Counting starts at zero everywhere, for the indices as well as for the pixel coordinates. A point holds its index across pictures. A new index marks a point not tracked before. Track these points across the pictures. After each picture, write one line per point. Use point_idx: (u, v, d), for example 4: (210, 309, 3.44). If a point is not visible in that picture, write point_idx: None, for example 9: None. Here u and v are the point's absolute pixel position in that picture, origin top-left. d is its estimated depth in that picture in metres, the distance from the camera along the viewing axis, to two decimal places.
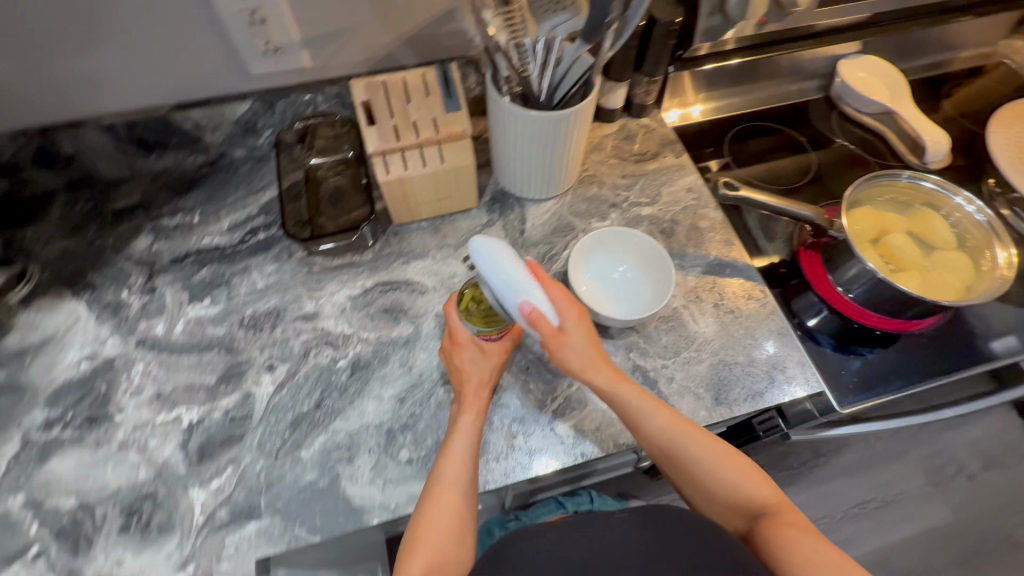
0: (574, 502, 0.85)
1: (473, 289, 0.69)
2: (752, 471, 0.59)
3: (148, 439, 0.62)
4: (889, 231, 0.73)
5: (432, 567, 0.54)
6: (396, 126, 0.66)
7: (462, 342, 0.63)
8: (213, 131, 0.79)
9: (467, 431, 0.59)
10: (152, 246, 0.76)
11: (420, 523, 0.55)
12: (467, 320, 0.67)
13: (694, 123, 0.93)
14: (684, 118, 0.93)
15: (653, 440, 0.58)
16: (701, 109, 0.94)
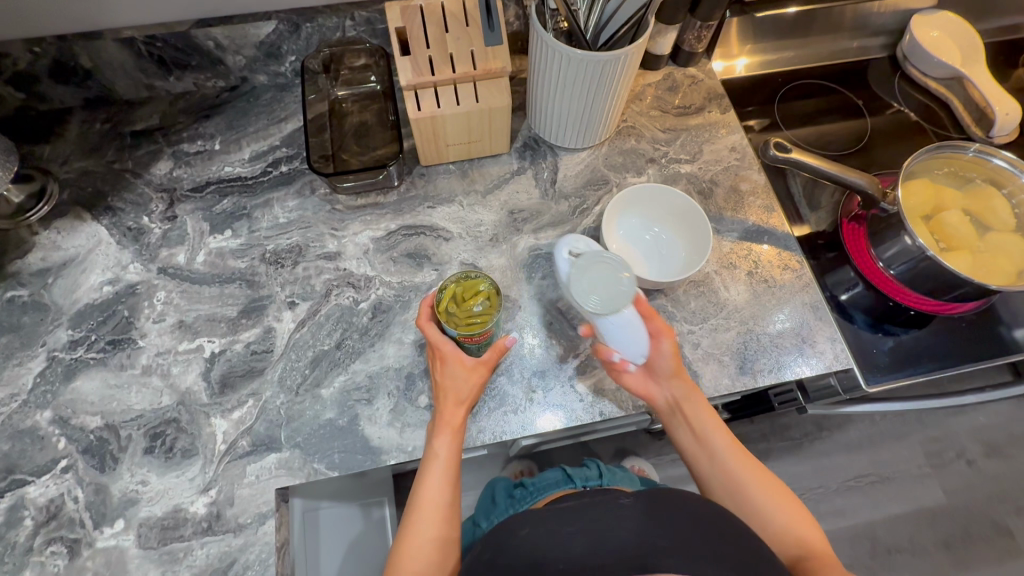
0: (583, 478, 0.82)
1: (453, 287, 0.61)
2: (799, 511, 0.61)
3: (171, 366, 0.63)
4: (943, 208, 0.68)
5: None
6: (431, 57, 0.61)
7: (436, 355, 0.60)
8: (235, 53, 0.75)
9: (441, 456, 0.58)
10: (172, 171, 0.74)
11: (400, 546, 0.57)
12: (448, 323, 0.58)
13: (737, 78, 0.86)
14: (727, 72, 0.86)
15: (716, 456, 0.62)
16: (746, 62, 0.87)
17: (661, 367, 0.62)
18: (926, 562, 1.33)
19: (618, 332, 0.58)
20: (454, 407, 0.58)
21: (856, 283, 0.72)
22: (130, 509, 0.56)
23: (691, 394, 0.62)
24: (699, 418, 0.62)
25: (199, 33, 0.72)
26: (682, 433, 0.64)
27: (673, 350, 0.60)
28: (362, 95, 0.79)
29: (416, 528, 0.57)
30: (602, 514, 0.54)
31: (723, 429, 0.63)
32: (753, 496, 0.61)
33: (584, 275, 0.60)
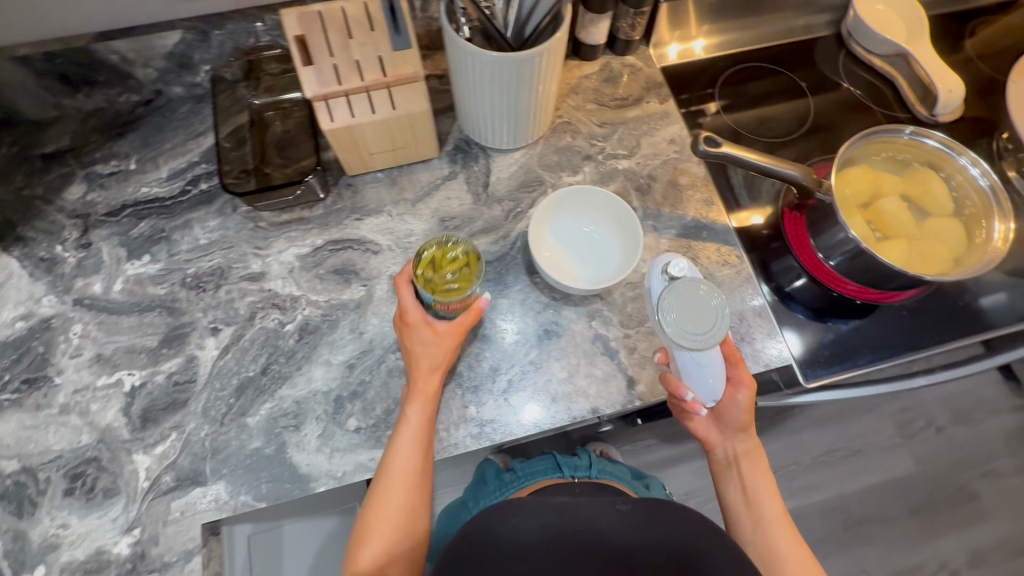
0: (572, 467, 0.80)
1: (434, 252, 0.60)
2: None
3: (89, 403, 0.60)
4: (880, 195, 0.67)
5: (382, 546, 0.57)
6: (336, 66, 0.57)
7: (407, 323, 0.60)
8: (143, 66, 0.71)
9: (414, 421, 0.58)
10: (86, 196, 0.70)
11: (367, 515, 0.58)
12: (423, 288, 0.58)
13: (697, 61, 0.83)
14: (684, 55, 0.83)
15: (761, 517, 0.67)
16: (704, 44, 0.84)
17: (732, 424, 0.67)
18: (894, 530, 1.36)
19: (698, 371, 0.58)
20: (426, 368, 0.59)
21: (799, 275, 0.72)
22: (52, 554, 0.55)
23: (753, 452, 0.69)
24: (753, 478, 0.68)
25: (99, 48, 0.67)
26: (734, 487, 0.69)
27: (749, 402, 0.63)
28: (284, 103, 0.76)
29: (386, 500, 0.58)
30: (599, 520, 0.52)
31: (775, 495, 0.68)
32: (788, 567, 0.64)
33: (677, 304, 0.57)
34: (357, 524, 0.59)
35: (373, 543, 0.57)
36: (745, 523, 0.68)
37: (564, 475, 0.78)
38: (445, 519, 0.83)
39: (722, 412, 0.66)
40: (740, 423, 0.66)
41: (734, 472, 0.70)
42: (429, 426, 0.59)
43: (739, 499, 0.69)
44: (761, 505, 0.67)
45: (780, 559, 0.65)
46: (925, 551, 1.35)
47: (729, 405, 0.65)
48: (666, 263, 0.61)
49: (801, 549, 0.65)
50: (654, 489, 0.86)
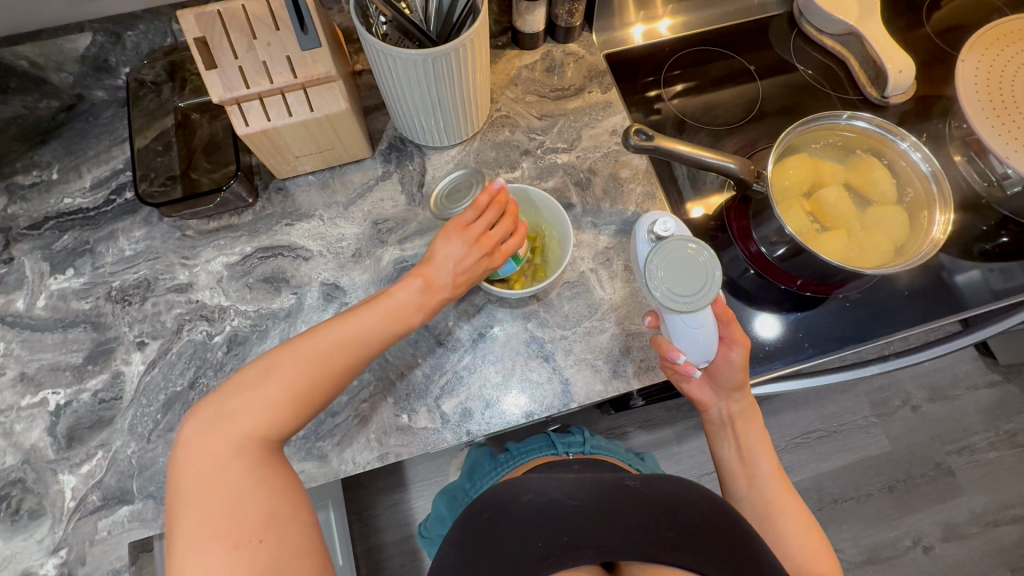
0: (565, 443, 0.73)
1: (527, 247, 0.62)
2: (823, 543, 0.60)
3: (14, 423, 0.60)
4: (822, 184, 0.65)
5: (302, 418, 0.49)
6: (242, 67, 0.55)
7: (500, 266, 0.58)
8: (58, 71, 0.68)
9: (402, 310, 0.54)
10: (6, 209, 0.68)
11: (315, 388, 0.49)
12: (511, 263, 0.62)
13: (662, 41, 0.81)
14: (649, 36, 0.81)
15: (757, 473, 0.64)
16: (670, 24, 0.82)
17: (725, 380, 0.63)
18: (871, 508, 1.33)
19: (686, 329, 0.57)
20: (456, 294, 0.58)
21: (746, 268, 0.71)
22: None
23: (748, 410, 0.65)
24: (748, 437, 0.65)
25: (5, 53, 0.65)
26: (728, 447, 0.67)
27: (742, 360, 0.61)
28: (211, 104, 0.73)
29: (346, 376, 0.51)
30: (589, 502, 0.52)
31: (772, 452, 0.65)
32: (787, 527, 0.60)
33: (666, 264, 0.56)
34: (289, 387, 0.47)
35: (296, 418, 0.48)
36: (740, 480, 0.65)
37: (557, 453, 0.71)
38: (448, 501, 0.79)
39: (715, 370, 0.63)
40: (734, 381, 0.63)
41: (729, 432, 0.67)
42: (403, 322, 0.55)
43: (733, 458, 0.66)
44: (756, 462, 0.64)
45: (776, 516, 0.61)
46: (900, 528, 1.32)
47: (721, 365, 0.62)
48: (652, 224, 0.60)
49: (797, 505, 0.62)
50: (650, 462, 0.83)
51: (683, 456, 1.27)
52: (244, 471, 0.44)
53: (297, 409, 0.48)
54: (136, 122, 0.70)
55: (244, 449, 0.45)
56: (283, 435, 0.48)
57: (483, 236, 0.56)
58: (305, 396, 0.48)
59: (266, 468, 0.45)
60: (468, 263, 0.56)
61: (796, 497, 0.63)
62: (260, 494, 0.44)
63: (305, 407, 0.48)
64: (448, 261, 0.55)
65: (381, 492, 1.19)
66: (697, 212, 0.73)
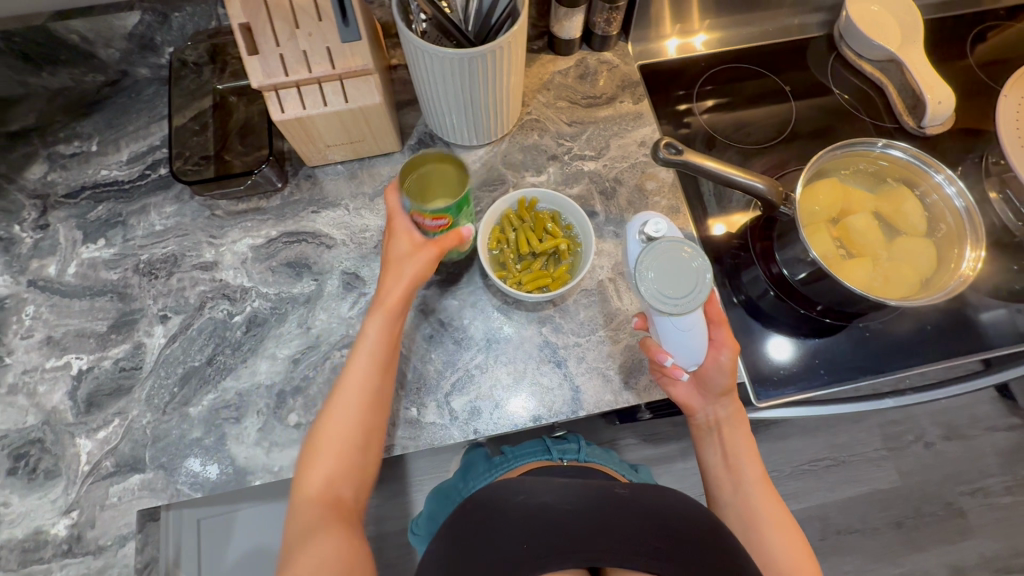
0: (561, 449, 0.73)
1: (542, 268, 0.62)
2: (806, 553, 0.60)
3: (37, 384, 0.61)
4: (851, 211, 0.64)
5: (337, 462, 0.54)
6: (283, 56, 0.56)
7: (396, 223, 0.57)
8: (105, 47, 0.71)
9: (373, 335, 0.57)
10: (47, 175, 0.71)
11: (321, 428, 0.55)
12: (526, 275, 0.61)
13: (697, 55, 0.81)
14: (684, 50, 0.81)
15: (741, 479, 0.63)
16: (706, 39, 0.81)
17: (713, 384, 0.61)
18: (876, 543, 1.30)
19: (676, 333, 0.57)
20: (394, 274, 0.57)
21: (765, 290, 0.70)
22: None
23: (737, 417, 0.63)
24: (735, 443, 0.63)
25: (58, 27, 0.67)
26: (714, 452, 0.65)
27: (732, 364, 0.58)
28: (249, 89, 0.75)
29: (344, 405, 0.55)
30: (582, 506, 0.52)
31: (757, 457, 0.64)
32: (770, 535, 0.60)
33: (656, 265, 0.55)
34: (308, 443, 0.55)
35: (345, 473, 0.54)
36: (724, 487, 0.64)
37: (553, 457, 0.72)
38: (438, 499, 0.79)
39: (703, 374, 0.61)
40: (724, 386, 0.61)
41: (715, 437, 0.65)
42: (389, 338, 0.57)
43: (718, 463, 0.65)
44: (743, 469, 0.63)
45: (760, 523, 0.61)
46: (905, 566, 1.29)
47: (710, 369, 0.60)
48: (643, 224, 0.59)
49: (783, 515, 0.61)
50: (643, 474, 0.83)
51: (686, 474, 1.25)
52: (293, 523, 0.52)
53: (339, 465, 0.54)
54: (176, 101, 0.72)
55: (297, 511, 0.52)
56: (326, 488, 0.53)
57: (392, 235, 0.58)
58: (339, 452, 0.54)
59: (309, 517, 0.52)
60: (411, 260, 0.57)
61: (780, 505, 0.62)
62: (301, 537, 0.50)
63: (323, 452, 0.54)
64: (396, 272, 0.57)
65: (382, 482, 1.20)
66: (717, 229, 0.72)
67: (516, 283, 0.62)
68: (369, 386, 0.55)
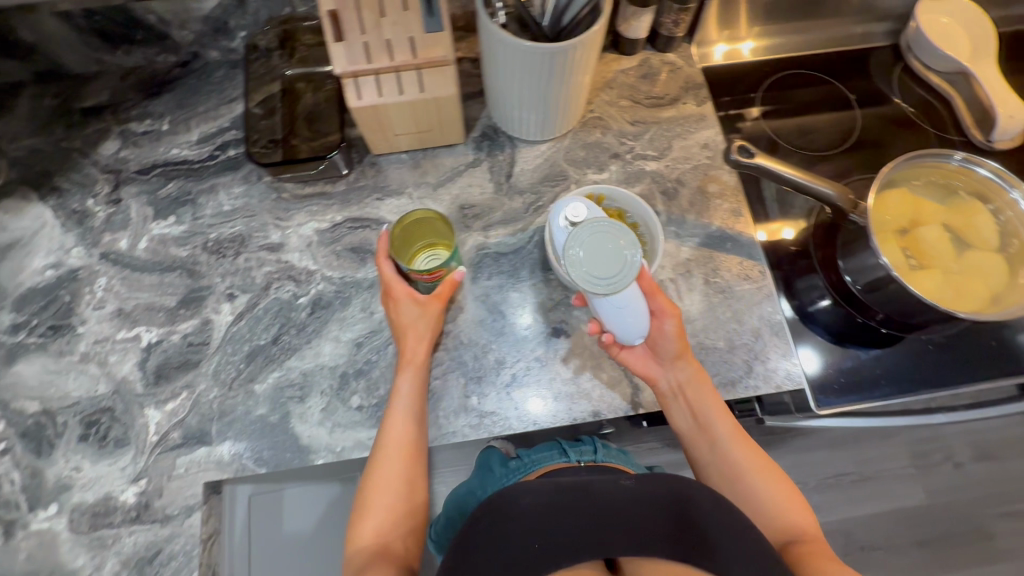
0: (578, 451, 0.72)
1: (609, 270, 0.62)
2: (795, 497, 0.59)
3: (108, 354, 0.63)
4: (921, 222, 0.64)
5: (387, 511, 0.57)
6: (367, 44, 0.57)
7: (396, 289, 0.61)
8: (181, 28, 0.72)
9: (405, 391, 0.59)
10: (119, 152, 0.72)
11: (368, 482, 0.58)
12: None
13: (742, 62, 0.80)
14: (730, 56, 0.80)
15: (714, 438, 0.62)
16: (752, 46, 0.81)
17: (665, 348, 0.59)
18: (900, 561, 1.29)
19: (614, 312, 0.53)
20: (414, 335, 0.61)
21: (822, 295, 0.69)
22: (63, 495, 0.58)
23: (695, 378, 0.60)
24: (701, 404, 0.61)
25: (139, 7, 0.68)
26: (684, 419, 0.62)
27: (677, 330, 0.57)
28: (317, 76, 0.76)
29: (385, 460, 0.58)
30: (605, 493, 0.47)
31: (726, 413, 0.61)
32: (751, 482, 0.60)
33: (586, 248, 0.51)
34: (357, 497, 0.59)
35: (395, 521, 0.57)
36: (701, 448, 0.63)
37: (569, 460, 0.71)
38: (456, 505, 0.77)
39: (652, 343, 0.60)
40: (675, 350, 0.59)
41: (683, 404, 0.61)
42: (420, 393, 0.59)
43: (690, 427, 0.62)
44: (712, 428, 0.61)
45: (741, 474, 0.60)
46: None
47: (656, 338, 0.59)
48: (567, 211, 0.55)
49: (764, 464, 0.61)
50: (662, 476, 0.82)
51: None
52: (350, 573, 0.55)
53: (386, 515, 0.57)
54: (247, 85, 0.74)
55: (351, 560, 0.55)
56: (378, 539, 0.56)
57: (399, 297, 0.61)
58: (388, 503, 0.58)
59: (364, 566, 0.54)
60: (424, 320, 0.61)
61: (757, 450, 0.62)
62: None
63: (374, 504, 0.57)
64: (413, 332, 0.61)
65: None
66: (761, 237, 0.71)
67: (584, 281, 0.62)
68: (407, 439, 0.57)
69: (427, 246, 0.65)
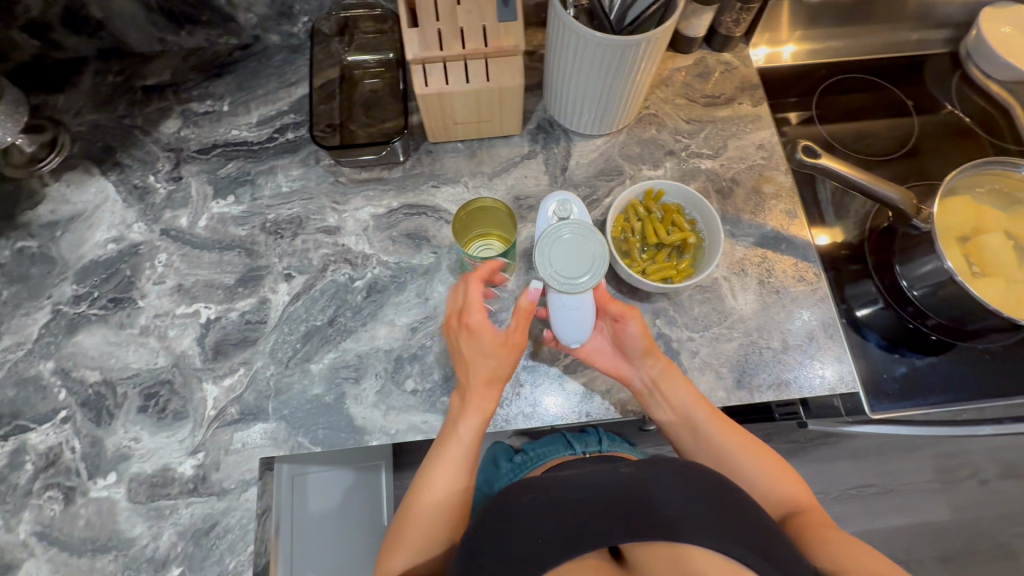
0: (583, 441, 0.71)
1: (668, 266, 0.63)
2: (787, 472, 0.59)
3: (168, 328, 0.64)
4: (984, 229, 0.63)
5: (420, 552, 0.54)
6: (440, 30, 0.57)
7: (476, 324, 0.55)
8: (246, 11, 0.73)
9: (463, 439, 0.55)
10: (180, 131, 0.73)
11: (405, 517, 0.55)
12: (656, 266, 0.63)
13: (781, 66, 0.79)
14: (771, 59, 0.79)
15: (698, 431, 0.60)
16: (793, 50, 0.80)
17: (634, 347, 0.58)
18: None
19: (566, 310, 0.56)
20: (487, 383, 0.56)
21: (876, 300, 0.69)
22: (122, 464, 0.59)
23: (667, 373, 0.60)
24: (679, 398, 0.59)
25: None
26: (664, 415, 0.61)
27: (641, 331, 0.58)
28: (375, 63, 0.76)
29: (425, 497, 0.55)
30: (608, 485, 0.44)
31: (706, 402, 0.60)
32: (743, 465, 0.59)
33: (564, 244, 0.54)
34: (391, 528, 0.56)
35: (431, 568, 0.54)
36: (686, 438, 0.61)
37: (575, 453, 0.70)
38: None
39: (619, 343, 0.60)
40: (642, 347, 0.59)
41: (660, 400, 0.60)
42: (477, 443, 0.56)
43: (672, 422, 0.61)
44: (694, 421, 0.60)
45: (731, 459, 0.59)
46: None
47: (622, 339, 0.59)
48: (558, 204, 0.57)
49: (751, 443, 0.60)
50: None
51: None
52: None
53: (419, 556, 0.54)
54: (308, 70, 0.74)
55: None
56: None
57: (477, 329, 0.55)
58: (422, 544, 0.54)
59: None
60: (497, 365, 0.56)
61: (742, 431, 0.60)
62: None
63: (410, 545, 0.54)
64: (486, 373, 0.56)
65: None
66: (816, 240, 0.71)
67: (648, 273, 0.63)
68: (456, 483, 0.55)
69: (483, 235, 0.65)
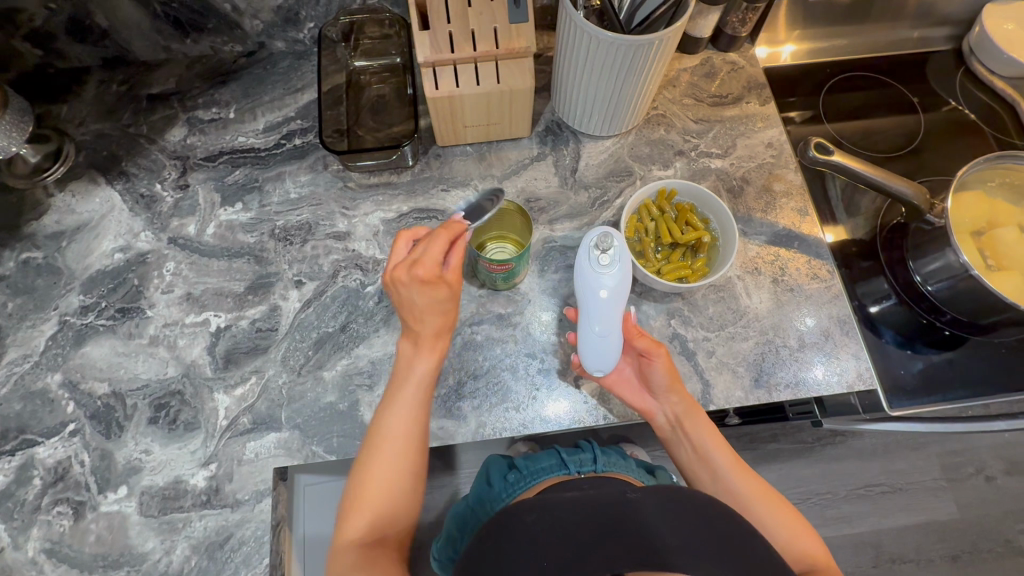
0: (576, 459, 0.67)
1: (683, 266, 0.63)
2: (801, 524, 0.59)
3: (177, 338, 0.63)
4: (998, 224, 0.64)
5: (383, 504, 0.54)
6: (452, 33, 0.58)
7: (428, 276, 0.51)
8: (252, 18, 0.72)
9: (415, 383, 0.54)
10: (186, 138, 0.73)
11: (364, 476, 0.54)
12: (672, 265, 0.62)
13: (782, 66, 0.80)
14: (771, 59, 0.80)
15: (716, 471, 0.61)
16: (792, 50, 0.80)
17: (658, 383, 0.58)
18: None
19: (596, 345, 0.54)
20: (438, 325, 0.54)
21: (888, 296, 0.68)
22: (133, 477, 0.58)
23: (691, 412, 0.60)
24: (699, 435, 0.60)
25: None
26: (685, 449, 0.62)
27: (666, 365, 0.57)
28: (381, 68, 0.76)
29: (382, 452, 0.53)
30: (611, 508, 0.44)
31: (725, 442, 0.61)
32: (757, 511, 0.59)
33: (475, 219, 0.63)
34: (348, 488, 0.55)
35: (387, 519, 0.54)
36: (704, 478, 0.62)
37: (569, 472, 0.65)
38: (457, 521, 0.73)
39: (643, 376, 0.60)
40: (665, 384, 0.58)
41: (680, 435, 0.62)
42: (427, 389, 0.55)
43: (691, 457, 0.62)
44: (712, 459, 0.61)
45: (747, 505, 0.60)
46: None
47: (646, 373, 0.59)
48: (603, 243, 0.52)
49: (765, 489, 0.61)
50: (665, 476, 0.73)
51: None
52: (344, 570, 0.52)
53: (381, 514, 0.54)
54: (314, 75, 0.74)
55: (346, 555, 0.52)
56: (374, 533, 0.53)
57: (413, 273, 0.51)
58: (382, 500, 0.54)
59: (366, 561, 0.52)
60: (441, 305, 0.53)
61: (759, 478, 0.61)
62: None
63: (370, 501, 0.53)
64: (429, 315, 0.53)
65: None
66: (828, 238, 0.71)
67: (663, 272, 0.63)
68: (410, 433, 0.54)
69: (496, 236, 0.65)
